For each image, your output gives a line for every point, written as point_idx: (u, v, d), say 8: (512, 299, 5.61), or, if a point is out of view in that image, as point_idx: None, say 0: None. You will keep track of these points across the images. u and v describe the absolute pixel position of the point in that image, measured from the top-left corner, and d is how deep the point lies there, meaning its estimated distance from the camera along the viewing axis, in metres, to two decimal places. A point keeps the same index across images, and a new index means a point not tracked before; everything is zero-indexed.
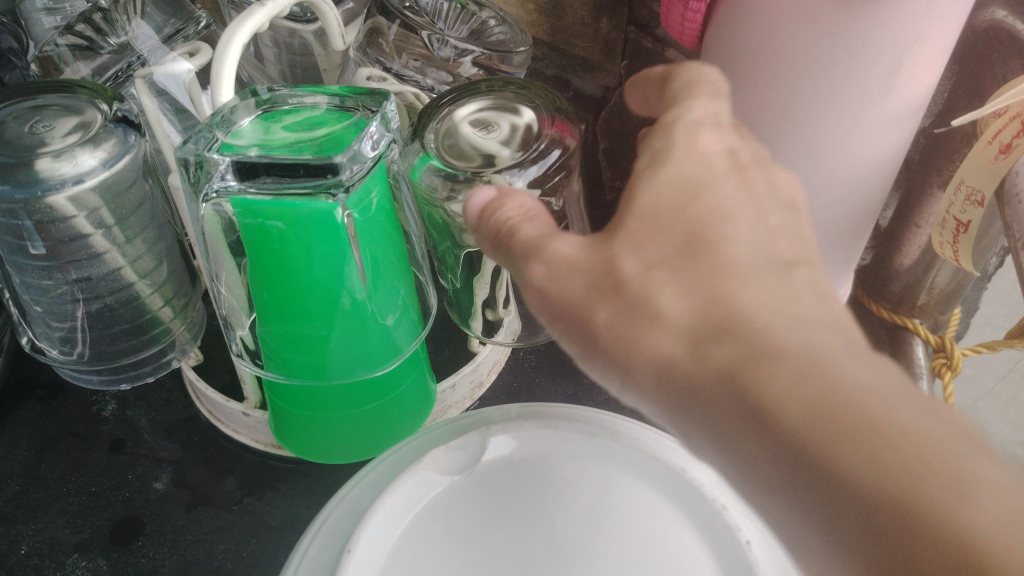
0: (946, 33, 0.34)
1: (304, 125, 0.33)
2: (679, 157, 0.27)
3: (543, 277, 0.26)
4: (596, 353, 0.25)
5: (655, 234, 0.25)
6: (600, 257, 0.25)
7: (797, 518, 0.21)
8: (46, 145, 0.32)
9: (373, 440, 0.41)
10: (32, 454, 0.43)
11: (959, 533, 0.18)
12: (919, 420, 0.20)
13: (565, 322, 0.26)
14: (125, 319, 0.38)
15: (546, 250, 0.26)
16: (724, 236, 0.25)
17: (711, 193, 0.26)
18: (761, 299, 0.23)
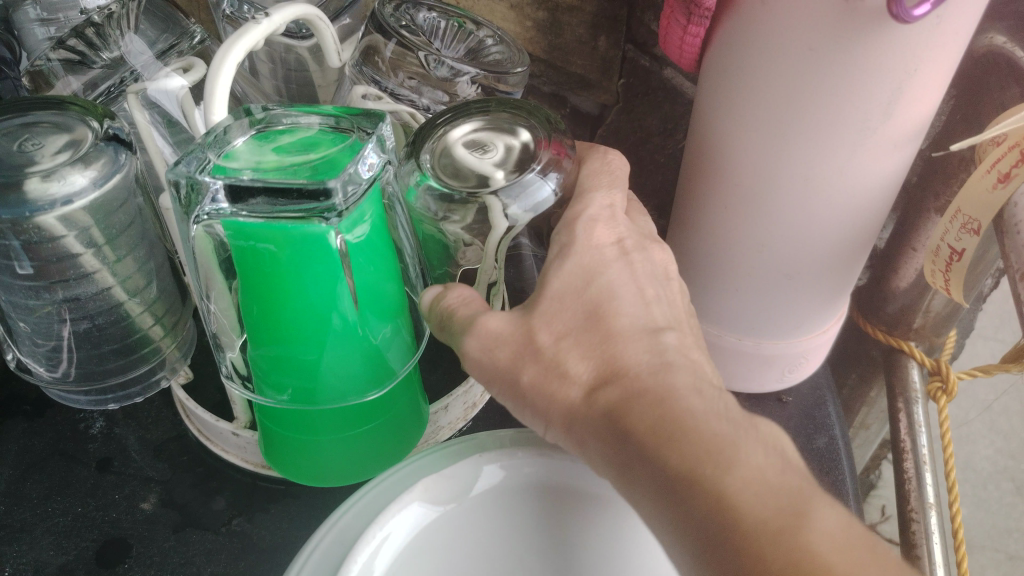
0: (946, 62, 0.34)
1: (298, 147, 0.32)
2: (577, 249, 0.35)
3: (478, 348, 0.33)
4: (525, 406, 0.33)
5: (562, 312, 0.33)
6: (521, 331, 0.33)
7: (652, 514, 0.29)
8: (35, 164, 0.31)
9: (365, 463, 0.40)
10: (18, 472, 0.43)
11: (738, 511, 0.26)
12: (728, 439, 0.28)
13: (497, 383, 0.34)
14: (114, 338, 0.38)
15: (471, 333, 0.33)
16: (617, 312, 0.33)
17: (604, 279, 0.34)
18: (636, 357, 0.31)
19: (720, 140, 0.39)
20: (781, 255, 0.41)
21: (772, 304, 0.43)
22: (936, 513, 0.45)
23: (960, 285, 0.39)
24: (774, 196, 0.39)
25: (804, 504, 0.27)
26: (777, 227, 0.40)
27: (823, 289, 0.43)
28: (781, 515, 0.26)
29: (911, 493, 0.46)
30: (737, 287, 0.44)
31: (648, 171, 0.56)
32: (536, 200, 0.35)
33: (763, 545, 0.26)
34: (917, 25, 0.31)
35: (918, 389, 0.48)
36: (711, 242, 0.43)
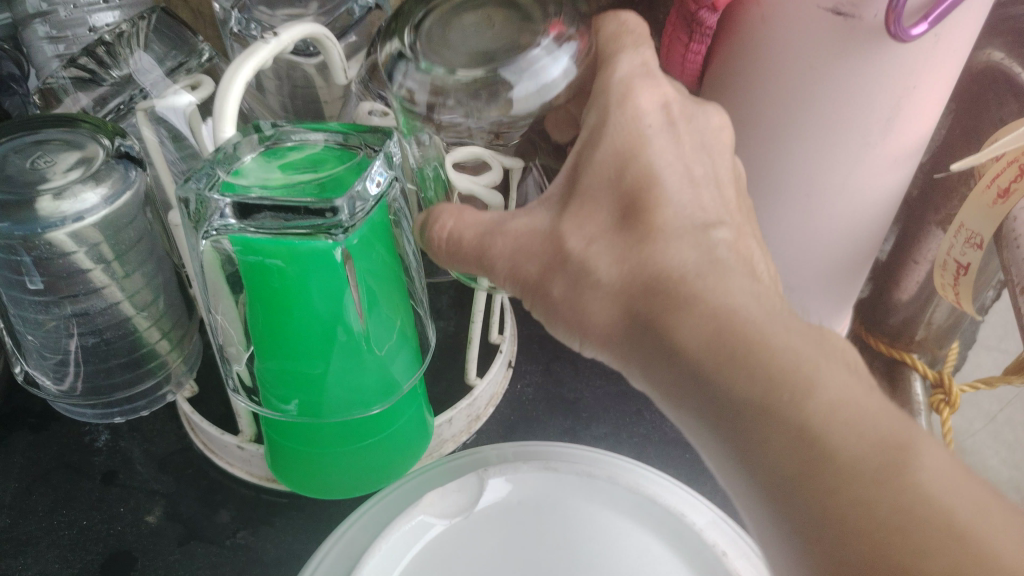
0: (944, 78, 0.34)
1: (306, 164, 0.33)
2: (603, 131, 0.29)
3: (501, 265, 0.30)
4: (553, 315, 0.29)
5: (592, 208, 0.28)
6: (548, 236, 0.29)
7: (714, 452, 0.25)
8: (48, 181, 0.32)
9: (370, 474, 0.40)
10: (23, 485, 0.43)
11: (838, 458, 0.22)
12: (800, 351, 0.24)
13: (527, 297, 0.30)
14: (122, 352, 0.38)
15: (488, 251, 0.30)
16: (659, 199, 0.28)
17: (642, 159, 0.29)
18: (681, 257, 0.26)
19: None
20: (784, 267, 0.41)
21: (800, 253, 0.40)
22: None
23: (970, 296, 0.39)
24: (777, 209, 0.39)
25: (906, 438, 0.23)
26: (780, 239, 0.40)
27: (836, 279, 0.42)
28: (880, 456, 0.22)
29: None
30: None
31: None
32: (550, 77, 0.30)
33: (843, 458, 0.22)
34: (914, 45, 0.32)
35: (922, 401, 0.48)
36: None
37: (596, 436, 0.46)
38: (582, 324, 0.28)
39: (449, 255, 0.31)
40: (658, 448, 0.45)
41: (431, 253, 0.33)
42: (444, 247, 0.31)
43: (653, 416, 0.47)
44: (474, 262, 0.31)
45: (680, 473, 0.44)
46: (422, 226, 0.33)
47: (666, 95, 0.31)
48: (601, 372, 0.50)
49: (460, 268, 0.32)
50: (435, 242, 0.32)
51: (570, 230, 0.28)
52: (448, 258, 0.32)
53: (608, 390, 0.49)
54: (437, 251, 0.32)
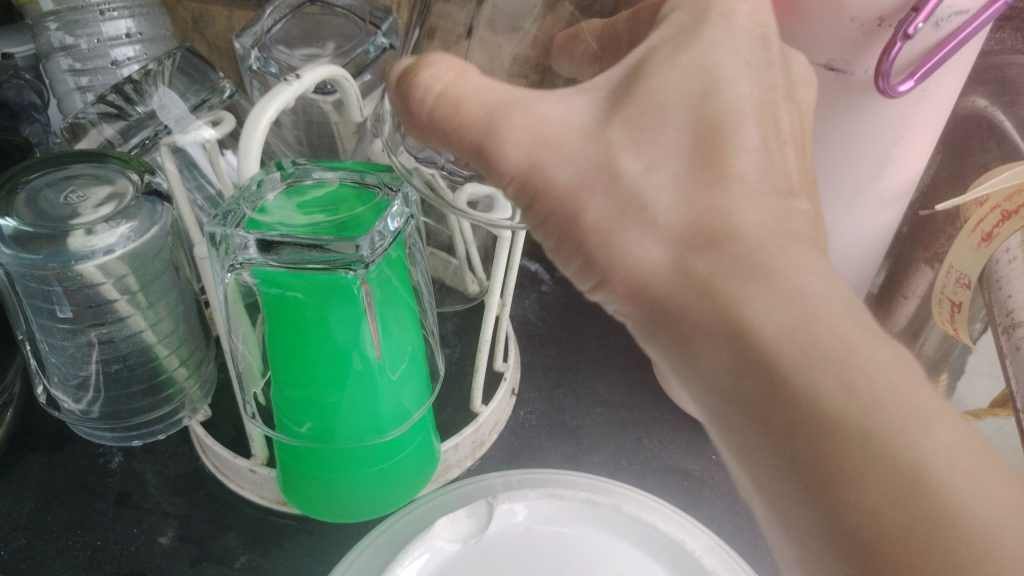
0: (932, 127, 0.36)
1: (326, 202, 0.35)
2: (670, 42, 0.25)
3: (512, 164, 0.24)
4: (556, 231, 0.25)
5: (659, 128, 0.23)
6: (595, 148, 0.23)
7: (767, 471, 0.23)
8: (80, 216, 0.34)
9: (381, 497, 0.42)
10: (39, 505, 0.43)
11: (940, 533, 0.20)
12: (871, 350, 0.22)
13: (521, 194, 0.25)
14: (142, 377, 0.39)
15: (500, 140, 0.24)
16: (739, 141, 0.23)
17: (728, 92, 0.24)
18: (760, 220, 0.22)
19: None
20: None
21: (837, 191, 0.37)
22: None
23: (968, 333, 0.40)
24: None
25: None
26: None
27: None
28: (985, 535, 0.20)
29: None
30: None
31: None
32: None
33: (943, 531, 0.20)
34: (904, 100, 0.34)
35: None
36: None
37: (596, 463, 0.47)
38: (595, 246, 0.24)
39: (440, 116, 0.24)
40: (656, 476, 0.47)
41: (408, 115, 0.25)
42: (434, 115, 0.24)
43: (652, 445, 0.49)
44: (470, 146, 0.24)
45: (677, 501, 0.46)
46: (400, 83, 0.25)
47: (745, 14, 0.26)
48: (601, 401, 0.51)
49: (447, 142, 0.25)
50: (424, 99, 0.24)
51: (624, 139, 0.23)
52: (428, 123, 0.25)
53: (608, 418, 0.50)
54: (415, 110, 0.25)
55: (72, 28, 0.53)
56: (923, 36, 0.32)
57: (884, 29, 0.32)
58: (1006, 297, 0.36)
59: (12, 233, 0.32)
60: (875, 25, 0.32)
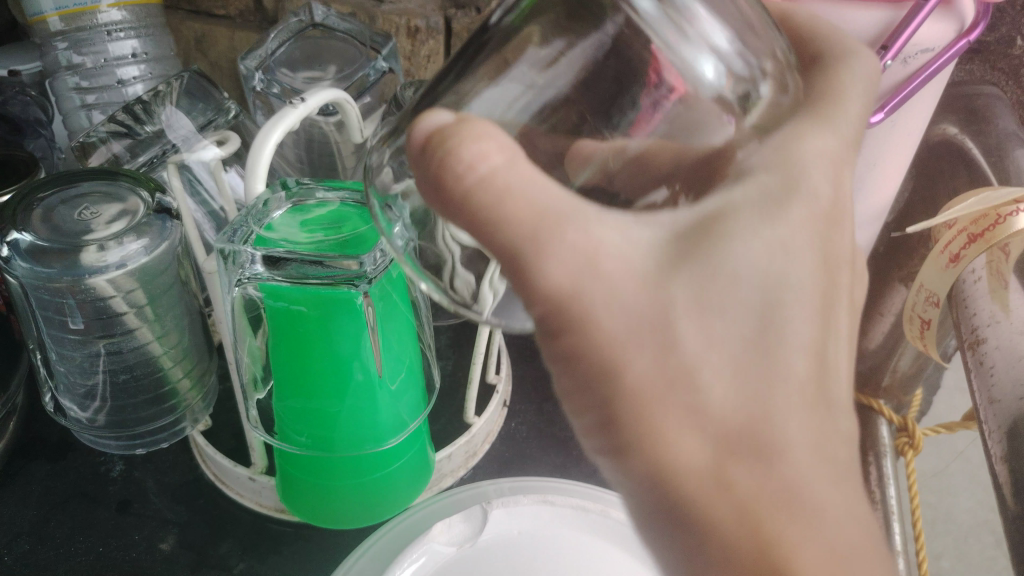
0: (905, 155, 0.38)
1: (329, 220, 0.37)
2: (756, 200, 0.23)
3: (542, 281, 0.23)
4: (551, 326, 0.24)
5: (721, 317, 0.23)
6: (649, 331, 0.23)
7: None
8: (93, 232, 0.35)
9: (377, 504, 0.43)
10: (42, 512, 0.44)
11: None
12: (854, 533, 0.24)
13: (531, 295, 0.23)
14: (146, 386, 0.42)
15: (546, 265, 0.22)
16: (788, 340, 0.23)
17: (790, 292, 0.24)
18: (798, 438, 0.23)
19: None
20: None
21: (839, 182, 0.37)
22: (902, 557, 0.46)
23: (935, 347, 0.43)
24: None
25: None
26: None
27: None
28: None
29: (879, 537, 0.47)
30: None
31: None
32: (681, 79, 0.25)
33: None
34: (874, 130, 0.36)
35: (889, 445, 0.50)
36: None
37: (584, 473, 0.49)
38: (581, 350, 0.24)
39: (471, 196, 0.23)
40: None
41: (426, 170, 0.23)
42: (469, 196, 0.23)
43: None
44: (496, 245, 0.23)
45: None
46: (430, 142, 0.23)
47: (827, 192, 0.25)
48: None
49: (464, 216, 0.23)
50: (453, 158, 0.23)
51: (685, 302, 0.22)
52: (450, 194, 0.23)
53: None
54: (434, 164, 0.23)
55: (80, 48, 0.55)
56: (893, 72, 0.34)
57: None
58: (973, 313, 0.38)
59: (28, 247, 0.34)
60: None
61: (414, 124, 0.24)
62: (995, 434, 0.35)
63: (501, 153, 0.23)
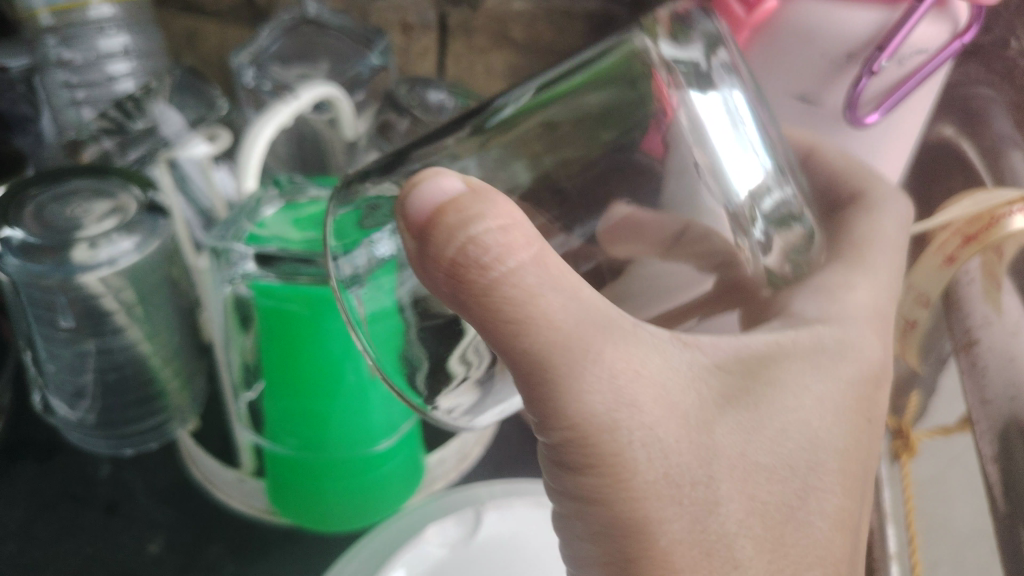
0: (900, 155, 0.38)
1: (322, 218, 0.36)
2: (804, 347, 0.28)
3: (574, 415, 0.23)
4: (565, 449, 0.24)
5: (756, 471, 0.25)
6: (698, 478, 0.24)
7: None
8: (83, 228, 0.35)
9: (367, 506, 0.43)
10: (28, 513, 0.43)
11: None
12: None
13: (554, 422, 0.24)
14: (136, 386, 0.42)
15: (580, 396, 0.23)
16: (816, 505, 0.25)
17: (818, 462, 0.26)
18: None
19: None
20: None
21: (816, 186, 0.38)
22: (898, 563, 0.45)
23: (913, 354, 0.43)
24: None
25: None
26: None
27: None
28: None
29: (874, 542, 0.46)
30: None
31: None
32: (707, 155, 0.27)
33: None
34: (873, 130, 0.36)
35: (883, 448, 0.50)
36: None
37: None
38: (593, 481, 0.24)
39: (497, 311, 0.22)
40: None
41: (431, 256, 0.22)
42: (492, 313, 0.22)
43: None
44: (527, 377, 0.23)
45: None
46: (428, 225, 0.22)
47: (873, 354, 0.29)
48: None
49: (488, 338, 0.23)
50: (467, 245, 0.21)
51: (727, 446, 0.24)
52: (461, 294, 0.22)
53: None
54: (449, 249, 0.22)
55: (70, 42, 0.54)
56: (888, 73, 0.34)
57: (851, 65, 0.34)
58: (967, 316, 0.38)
59: (20, 244, 0.35)
60: (843, 61, 0.34)
61: (406, 199, 0.23)
62: (987, 435, 0.35)
63: (505, 249, 0.21)
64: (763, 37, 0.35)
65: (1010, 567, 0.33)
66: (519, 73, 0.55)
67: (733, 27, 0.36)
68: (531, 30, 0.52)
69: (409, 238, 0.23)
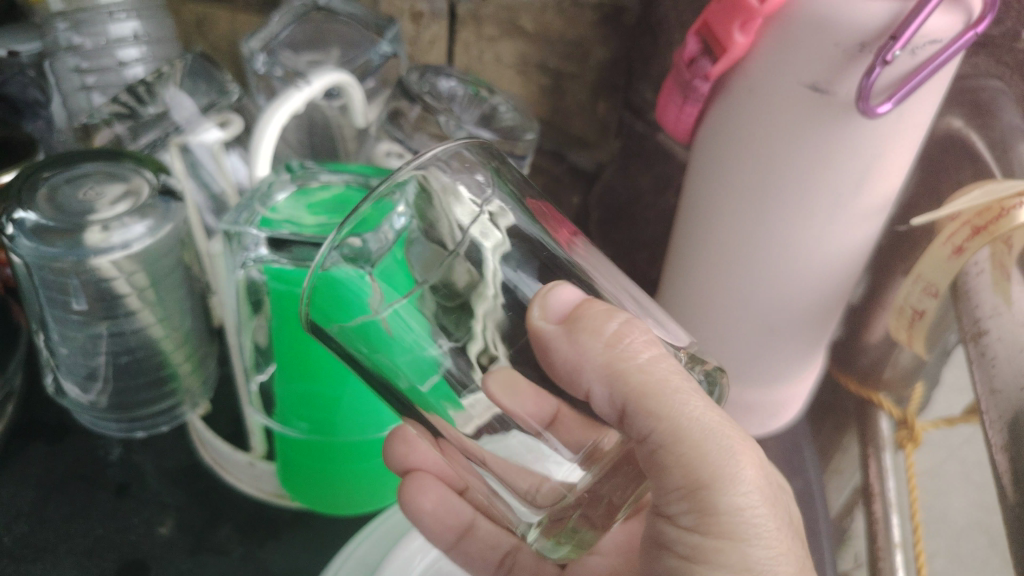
0: (908, 150, 0.38)
1: (333, 204, 0.37)
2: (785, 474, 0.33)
3: (733, 496, 0.26)
4: (712, 528, 0.26)
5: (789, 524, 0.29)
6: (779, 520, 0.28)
7: None
8: (96, 211, 0.36)
9: (374, 489, 0.43)
10: (39, 494, 0.44)
11: None
12: None
13: (708, 500, 0.26)
14: (148, 368, 0.42)
15: (737, 475, 0.26)
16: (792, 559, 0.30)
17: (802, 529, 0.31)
18: None
19: (697, 199, 0.43)
20: (763, 313, 0.44)
21: (829, 180, 0.38)
22: (902, 552, 0.44)
23: (922, 339, 0.43)
24: (753, 257, 0.42)
25: None
26: (760, 288, 0.43)
27: (813, 317, 0.44)
28: None
29: (878, 532, 0.45)
30: (734, 258, 0.43)
31: (639, 227, 0.57)
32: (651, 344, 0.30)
33: None
34: (883, 119, 0.36)
35: (886, 437, 0.49)
36: (706, 307, 0.46)
37: None
38: (737, 561, 0.26)
39: (666, 385, 0.26)
40: None
41: (587, 334, 0.26)
42: (661, 390, 0.26)
43: None
44: (687, 463, 0.26)
45: None
46: (575, 317, 0.27)
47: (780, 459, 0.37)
48: None
49: (649, 428, 0.26)
50: (619, 327, 0.26)
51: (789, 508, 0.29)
52: (621, 370, 0.26)
53: None
54: (607, 331, 0.26)
55: (80, 28, 0.54)
56: (899, 63, 0.34)
57: (864, 54, 0.34)
58: (974, 307, 0.38)
59: (33, 226, 0.35)
60: (856, 50, 0.34)
61: (546, 302, 0.28)
62: (996, 423, 0.35)
63: (644, 331, 0.27)
64: (777, 21, 0.35)
65: (1016, 555, 0.33)
66: (529, 61, 0.55)
67: (746, 14, 0.36)
68: (541, 19, 0.52)
69: (550, 326, 0.27)
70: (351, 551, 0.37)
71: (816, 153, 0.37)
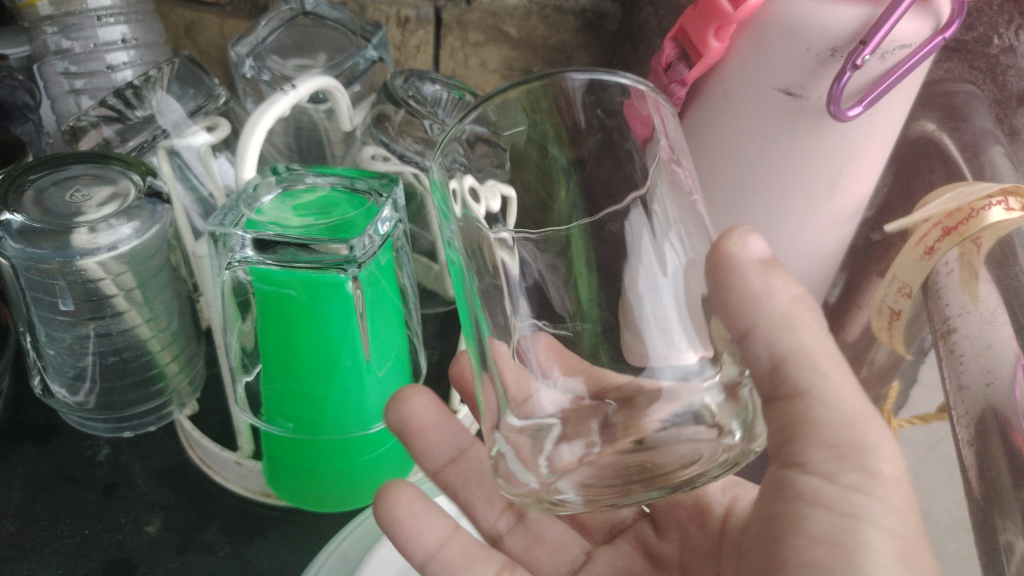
0: (879, 154, 0.39)
1: (319, 206, 0.37)
2: None
3: (886, 462, 0.27)
4: (861, 490, 0.26)
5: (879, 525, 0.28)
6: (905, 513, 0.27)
7: None
8: (83, 214, 0.37)
9: (361, 487, 0.43)
10: (27, 495, 0.44)
11: None
12: None
13: (863, 460, 0.27)
14: (135, 369, 0.43)
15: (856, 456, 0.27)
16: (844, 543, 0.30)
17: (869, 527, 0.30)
18: None
19: None
20: None
21: (804, 181, 0.39)
22: None
23: (902, 341, 0.44)
24: None
25: None
26: None
27: None
28: None
29: None
30: None
31: None
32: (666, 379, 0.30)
33: None
34: (853, 123, 0.37)
35: None
36: None
37: None
38: (883, 524, 0.26)
39: (829, 348, 0.28)
40: None
41: (781, 283, 0.27)
42: (828, 351, 0.28)
43: None
44: (846, 421, 0.27)
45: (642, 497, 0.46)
46: (770, 264, 0.28)
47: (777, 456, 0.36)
48: None
49: (815, 380, 0.27)
50: (793, 290, 0.28)
51: None
52: (795, 321, 0.27)
53: None
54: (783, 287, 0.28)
55: (69, 32, 0.54)
56: (871, 66, 0.35)
57: (836, 59, 0.35)
58: (944, 306, 0.39)
59: (20, 228, 0.36)
60: (828, 55, 0.35)
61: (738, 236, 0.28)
62: (963, 420, 0.36)
63: (811, 306, 0.28)
64: (751, 28, 0.36)
65: (982, 550, 0.33)
66: (514, 66, 0.55)
67: (720, 21, 0.36)
68: (526, 25, 0.53)
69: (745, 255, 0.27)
70: (334, 548, 0.38)
71: (790, 156, 0.38)
